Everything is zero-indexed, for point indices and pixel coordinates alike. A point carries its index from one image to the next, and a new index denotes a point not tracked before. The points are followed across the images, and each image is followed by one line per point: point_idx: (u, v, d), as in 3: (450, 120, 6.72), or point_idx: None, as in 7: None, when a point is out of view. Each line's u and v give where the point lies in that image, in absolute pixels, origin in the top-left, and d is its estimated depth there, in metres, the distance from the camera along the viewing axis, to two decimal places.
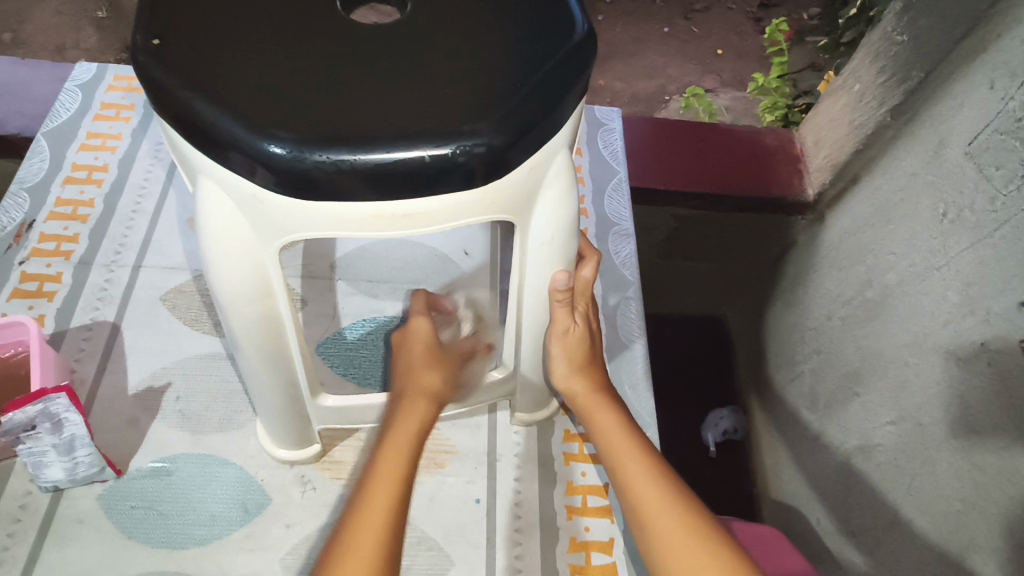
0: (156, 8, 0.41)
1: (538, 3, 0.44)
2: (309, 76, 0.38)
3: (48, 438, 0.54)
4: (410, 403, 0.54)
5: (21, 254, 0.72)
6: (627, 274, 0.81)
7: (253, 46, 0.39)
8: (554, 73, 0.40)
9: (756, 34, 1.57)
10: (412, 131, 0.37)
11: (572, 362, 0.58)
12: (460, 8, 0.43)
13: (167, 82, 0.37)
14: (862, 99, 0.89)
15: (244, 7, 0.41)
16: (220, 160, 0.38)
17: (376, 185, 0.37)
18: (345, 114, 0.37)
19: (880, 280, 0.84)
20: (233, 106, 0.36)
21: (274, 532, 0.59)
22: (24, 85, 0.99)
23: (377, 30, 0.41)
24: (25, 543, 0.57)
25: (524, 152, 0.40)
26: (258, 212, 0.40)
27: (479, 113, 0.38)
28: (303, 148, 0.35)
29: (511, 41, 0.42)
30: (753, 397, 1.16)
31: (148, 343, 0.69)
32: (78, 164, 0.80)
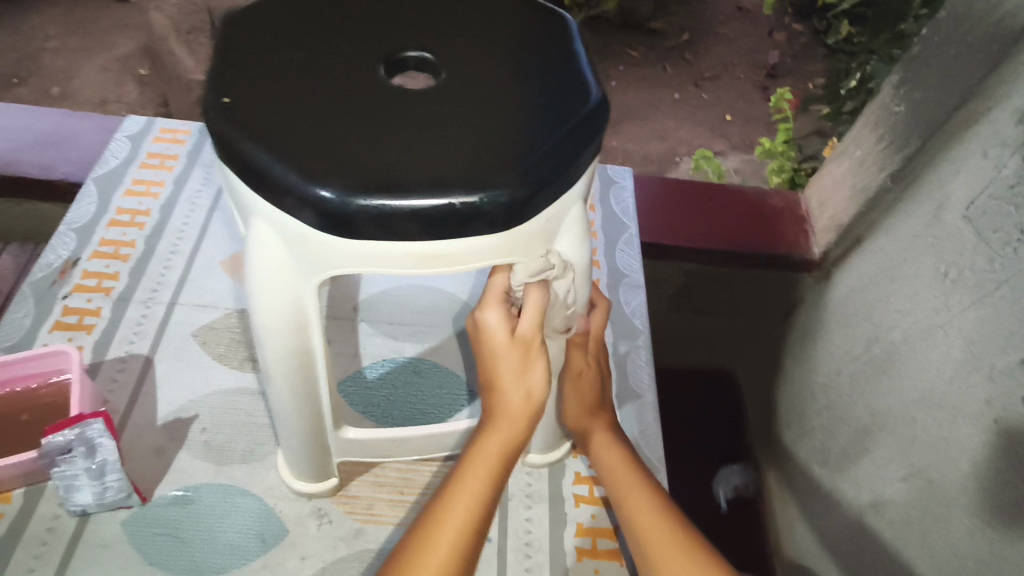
0: (223, 73, 0.46)
1: (556, 72, 0.49)
2: (355, 132, 0.43)
3: (82, 462, 0.57)
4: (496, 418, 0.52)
5: (64, 289, 0.77)
6: (637, 323, 0.84)
7: (307, 106, 0.44)
8: (570, 134, 0.45)
9: (764, 101, 1.65)
10: (443, 181, 0.41)
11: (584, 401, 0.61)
12: (486, 76, 0.48)
13: (234, 136, 0.42)
14: (863, 164, 0.95)
15: (297, 71, 0.46)
16: (274, 203, 0.42)
17: (410, 227, 0.41)
18: (385, 166, 0.41)
19: (886, 337, 0.86)
20: (288, 157, 0.41)
21: (290, 564, 0.61)
22: (73, 135, 1.15)
23: (415, 95, 0.46)
24: (51, 564, 0.59)
25: (542, 204, 0.44)
26: (303, 247, 0.43)
27: (502, 167, 0.42)
28: (348, 194, 0.40)
29: (532, 106, 0.46)
30: (764, 454, 1.17)
31: (179, 376, 0.72)
32: (123, 208, 0.86)
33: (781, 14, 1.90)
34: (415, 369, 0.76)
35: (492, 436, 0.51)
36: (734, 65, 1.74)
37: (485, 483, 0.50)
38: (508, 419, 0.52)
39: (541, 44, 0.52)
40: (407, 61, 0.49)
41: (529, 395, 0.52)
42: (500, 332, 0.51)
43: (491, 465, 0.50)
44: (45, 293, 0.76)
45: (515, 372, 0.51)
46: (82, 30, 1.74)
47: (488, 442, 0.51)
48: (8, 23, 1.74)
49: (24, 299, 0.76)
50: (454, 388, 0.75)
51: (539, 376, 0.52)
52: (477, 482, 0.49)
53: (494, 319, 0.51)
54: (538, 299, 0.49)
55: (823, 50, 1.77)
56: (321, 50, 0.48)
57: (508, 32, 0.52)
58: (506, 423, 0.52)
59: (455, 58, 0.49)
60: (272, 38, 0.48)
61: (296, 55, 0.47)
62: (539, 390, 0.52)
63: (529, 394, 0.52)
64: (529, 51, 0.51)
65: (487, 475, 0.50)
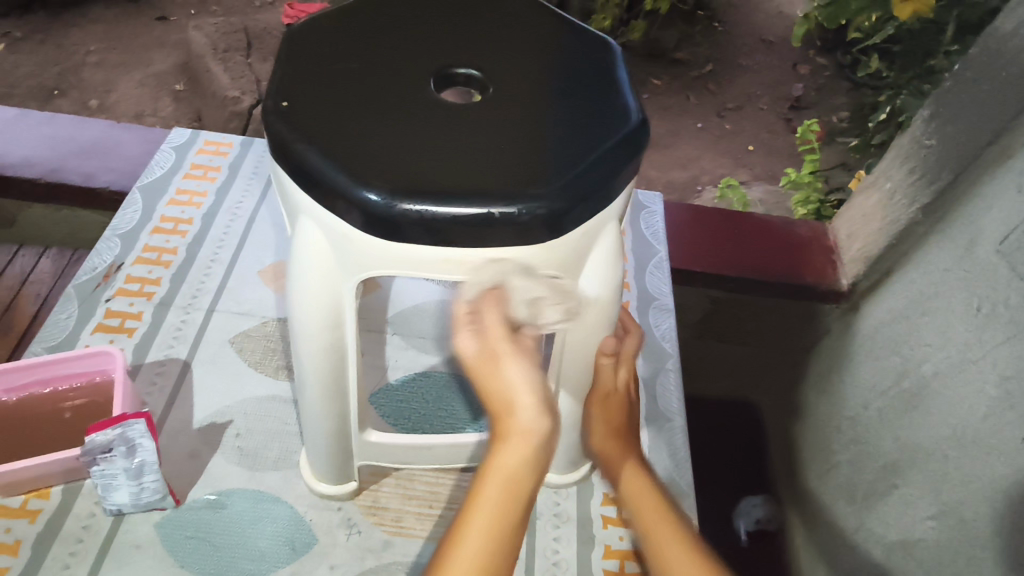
0: (281, 75, 0.45)
1: (605, 90, 0.48)
2: (404, 139, 0.42)
3: (121, 461, 0.58)
4: (502, 444, 0.38)
5: (107, 293, 0.79)
6: (666, 346, 0.84)
7: (359, 112, 0.43)
8: (614, 151, 0.43)
9: (788, 133, 1.67)
10: (485, 191, 0.40)
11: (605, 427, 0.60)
12: (536, 93, 0.47)
13: (286, 136, 0.41)
14: (893, 196, 0.96)
15: (351, 76, 0.45)
16: (322, 202, 0.41)
17: (449, 234, 0.40)
18: (430, 174, 0.40)
19: (916, 371, 0.85)
20: (337, 158, 0.40)
21: (318, 573, 0.61)
22: (115, 146, 1.18)
23: (465, 109, 0.44)
24: (86, 562, 0.60)
25: (580, 218, 0.43)
26: (345, 247, 0.42)
27: (544, 180, 0.41)
28: (394, 198, 0.39)
29: (579, 123, 0.45)
30: (787, 486, 1.16)
31: (214, 382, 0.73)
32: (165, 217, 0.88)
33: (805, 47, 1.92)
34: (446, 383, 0.77)
35: (499, 465, 0.38)
36: (758, 97, 1.76)
37: (494, 533, 0.37)
38: (515, 443, 0.38)
39: (592, 62, 0.50)
40: (457, 77, 0.47)
41: (528, 409, 0.38)
42: (472, 352, 0.40)
43: (500, 505, 0.37)
44: (88, 296, 0.78)
45: (499, 382, 0.39)
46: (120, 46, 1.80)
47: (496, 473, 0.38)
48: (50, 39, 1.81)
49: (69, 300, 0.78)
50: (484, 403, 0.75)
51: (525, 379, 0.39)
52: (484, 530, 0.36)
53: (465, 347, 0.41)
54: (494, 307, 0.41)
55: (848, 84, 1.79)
56: (374, 61, 0.47)
57: (560, 49, 0.51)
58: (516, 447, 0.38)
59: (506, 71, 0.48)
60: (328, 48, 0.47)
61: (349, 66, 0.46)
62: (534, 398, 0.38)
63: (525, 406, 0.38)
64: (578, 69, 0.49)
65: (497, 516, 0.37)
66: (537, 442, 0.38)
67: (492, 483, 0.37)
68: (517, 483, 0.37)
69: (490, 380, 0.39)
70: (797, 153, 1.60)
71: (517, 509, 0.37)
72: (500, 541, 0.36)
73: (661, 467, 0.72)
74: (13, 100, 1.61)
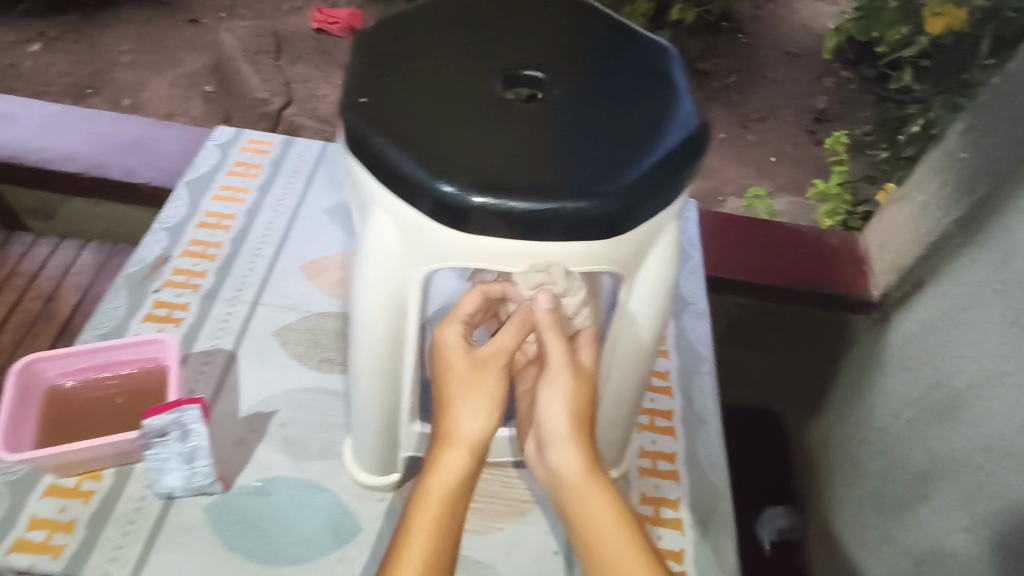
0: (356, 74, 0.46)
1: (665, 93, 0.49)
2: (478, 137, 0.43)
3: (175, 446, 0.59)
4: (449, 446, 0.50)
5: (155, 284, 0.81)
6: (702, 349, 0.85)
7: (433, 110, 0.44)
8: (678, 151, 0.44)
9: (811, 145, 1.67)
10: (556, 187, 0.41)
11: (570, 406, 0.51)
12: (599, 96, 0.48)
13: (366, 131, 0.43)
14: (926, 209, 0.98)
15: (423, 76, 0.46)
16: (398, 192, 0.42)
17: (519, 227, 0.41)
18: (503, 169, 0.41)
19: (949, 382, 0.85)
20: (415, 152, 0.41)
21: (362, 561, 0.62)
22: (156, 143, 1.21)
23: (533, 109, 0.45)
24: (136, 544, 0.61)
25: (646, 214, 0.44)
26: (417, 238, 0.44)
27: (612, 178, 0.42)
28: (471, 192, 0.40)
29: (642, 124, 0.46)
30: (812, 498, 1.15)
31: (260, 372, 0.75)
32: (210, 212, 0.90)
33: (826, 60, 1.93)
34: None
35: (442, 469, 0.49)
36: (781, 109, 1.76)
37: (438, 522, 0.47)
38: (460, 448, 0.50)
39: (652, 67, 0.51)
40: (522, 78, 0.48)
41: (483, 425, 0.51)
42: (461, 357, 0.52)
43: (443, 502, 0.48)
44: (137, 286, 0.81)
45: (460, 399, 0.51)
46: (153, 47, 1.84)
47: (441, 471, 0.49)
48: (86, 39, 1.85)
49: (118, 290, 0.80)
50: None
51: (478, 411, 0.50)
52: (431, 519, 0.47)
53: (450, 339, 0.53)
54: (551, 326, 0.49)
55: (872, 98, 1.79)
56: (443, 61, 0.48)
57: (620, 54, 0.52)
58: (453, 457, 0.50)
59: (569, 74, 0.49)
60: (398, 47, 0.49)
61: (421, 65, 0.47)
62: (489, 418, 0.51)
63: (479, 422, 0.51)
64: (638, 74, 0.51)
65: (441, 510, 0.48)
66: (472, 449, 0.50)
67: (436, 484, 0.49)
68: (458, 484, 0.49)
69: (456, 394, 0.51)
70: (820, 166, 1.60)
71: (456, 504, 0.49)
72: (446, 531, 0.48)
73: (698, 470, 0.73)
74: (50, 98, 1.66)
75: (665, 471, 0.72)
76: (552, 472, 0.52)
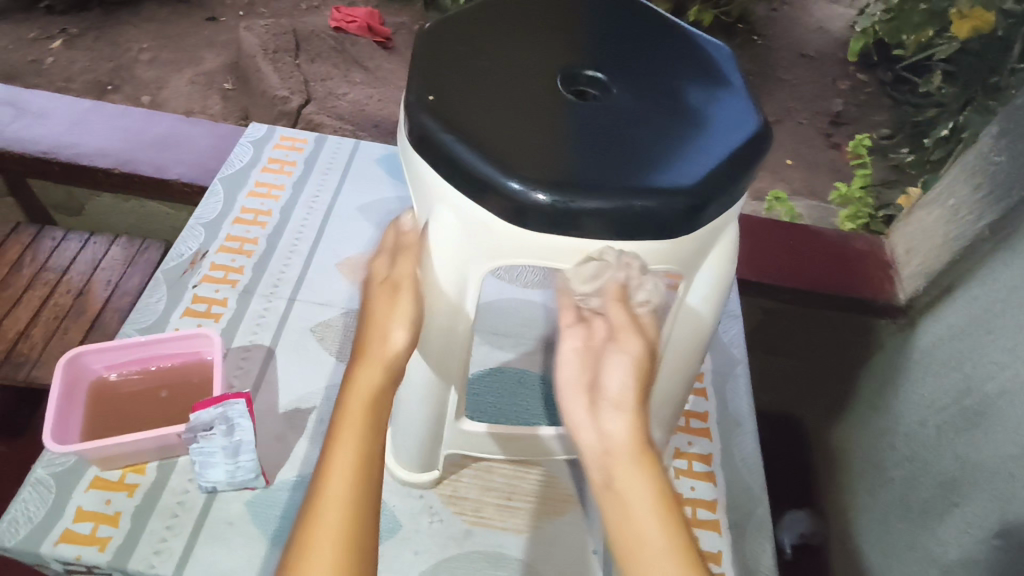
0: (420, 72, 0.46)
1: (723, 95, 0.50)
2: (545, 135, 0.43)
3: (219, 439, 0.60)
4: (365, 364, 0.46)
5: (193, 279, 0.82)
6: (735, 351, 0.84)
7: (498, 109, 0.44)
8: (741, 154, 0.45)
9: (826, 147, 1.66)
10: (624, 185, 0.41)
11: (640, 370, 0.43)
12: (659, 95, 0.48)
13: (434, 130, 0.43)
14: (956, 213, 0.97)
15: (485, 75, 0.47)
16: (466, 191, 0.43)
17: (587, 226, 0.42)
18: (572, 167, 0.42)
19: (980, 389, 0.85)
20: (485, 150, 0.42)
21: (403, 557, 0.62)
22: (184, 140, 1.22)
23: (595, 107, 0.46)
24: (181, 537, 0.62)
25: (710, 216, 0.44)
26: (482, 234, 0.44)
27: (678, 178, 0.43)
28: (543, 190, 0.40)
29: (704, 125, 0.47)
30: (835, 503, 1.14)
31: (297, 368, 0.75)
32: (246, 208, 0.90)
33: (841, 62, 1.93)
34: (520, 380, 0.78)
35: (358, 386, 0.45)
36: (797, 111, 1.75)
37: (358, 442, 0.43)
38: (372, 365, 0.46)
39: (707, 69, 0.52)
40: (581, 76, 0.48)
41: (392, 336, 0.46)
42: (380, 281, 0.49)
43: (360, 420, 0.44)
44: (177, 281, 0.81)
45: (384, 317, 0.47)
46: (172, 44, 1.85)
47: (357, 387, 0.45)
48: (104, 37, 1.86)
49: (158, 284, 0.81)
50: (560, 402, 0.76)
51: (401, 320, 0.46)
52: (350, 441, 0.43)
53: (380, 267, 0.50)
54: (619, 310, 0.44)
55: (888, 101, 1.78)
56: (502, 59, 0.48)
57: (675, 55, 0.53)
58: (368, 372, 0.46)
59: (628, 74, 0.50)
60: (458, 45, 0.49)
61: (482, 64, 0.47)
62: (402, 332, 0.46)
63: (391, 336, 0.46)
64: (694, 75, 0.51)
65: (360, 430, 0.43)
66: (386, 361, 0.46)
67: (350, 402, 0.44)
68: (376, 400, 0.45)
69: (375, 319, 0.47)
70: (837, 169, 1.60)
71: (377, 421, 0.44)
72: (366, 448, 0.43)
73: (733, 472, 0.73)
74: (71, 94, 1.67)
75: (701, 473, 0.72)
76: (602, 441, 0.42)
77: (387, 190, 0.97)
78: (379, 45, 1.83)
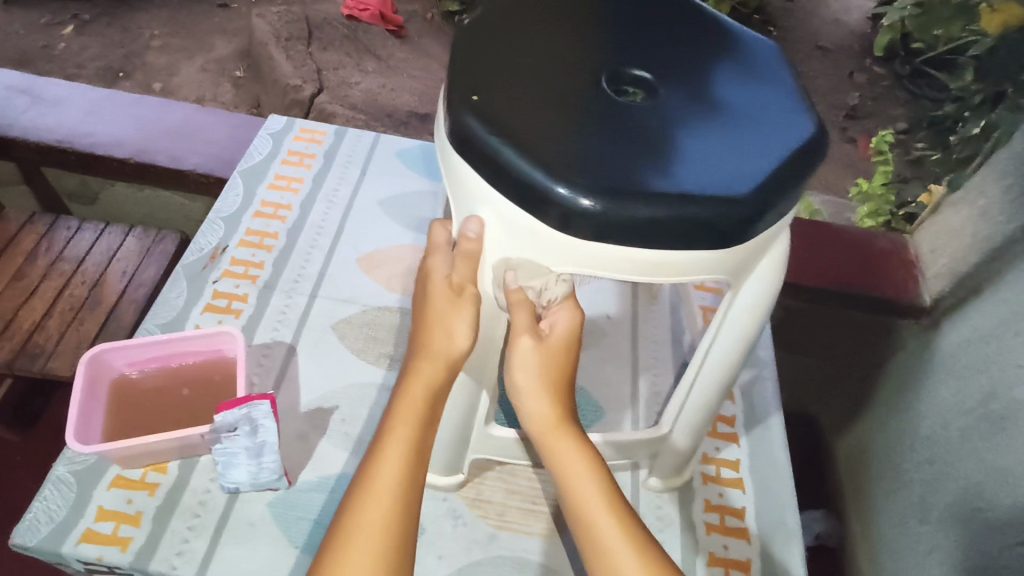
0: (462, 70, 0.45)
1: (775, 96, 0.48)
2: (595, 138, 0.42)
3: (243, 441, 0.59)
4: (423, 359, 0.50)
5: (214, 274, 0.81)
6: (762, 353, 0.83)
7: (545, 109, 0.43)
8: (798, 159, 0.43)
9: (844, 142, 1.63)
10: (680, 193, 0.40)
11: (539, 370, 0.51)
12: (710, 97, 0.47)
13: (480, 132, 0.41)
14: (986, 213, 0.95)
15: (530, 74, 0.45)
16: (513, 196, 0.41)
17: (637, 234, 0.40)
18: (625, 174, 0.40)
19: (1007, 393, 0.81)
20: (535, 154, 0.40)
21: (427, 562, 0.61)
22: (200, 129, 1.21)
23: (642, 109, 0.44)
24: (203, 538, 0.61)
25: (766, 224, 0.42)
26: (529, 240, 0.43)
27: (735, 185, 0.41)
28: (596, 197, 0.39)
29: (758, 129, 0.45)
30: (850, 506, 1.12)
31: (318, 367, 0.74)
32: (266, 201, 0.89)
33: (861, 56, 1.90)
34: None
35: (417, 378, 0.50)
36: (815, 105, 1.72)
37: (413, 430, 0.48)
38: (430, 362, 0.49)
39: (758, 69, 0.50)
40: (628, 76, 0.47)
41: (454, 341, 0.49)
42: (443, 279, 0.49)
43: (418, 409, 0.49)
44: (196, 276, 0.80)
45: (443, 318, 0.48)
46: (183, 32, 1.84)
47: (416, 381, 0.50)
48: (116, 23, 1.85)
49: (178, 279, 0.80)
50: (583, 404, 0.75)
51: (464, 325, 0.48)
52: (406, 429, 0.48)
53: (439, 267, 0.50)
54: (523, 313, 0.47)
55: (904, 95, 1.74)
56: (546, 56, 0.47)
57: (722, 53, 0.51)
58: (427, 370, 0.49)
59: (675, 75, 0.48)
60: (500, 40, 0.47)
61: (526, 61, 0.46)
62: (463, 338, 0.48)
63: (452, 338, 0.48)
64: (743, 74, 0.49)
65: (417, 418, 0.49)
66: (446, 360, 0.49)
67: (410, 392, 0.49)
68: (434, 393, 0.50)
69: (433, 317, 0.49)
70: (856, 164, 1.57)
71: (432, 411, 0.50)
72: (419, 436, 0.49)
73: (760, 478, 0.71)
74: (82, 81, 1.65)
75: (729, 479, 0.71)
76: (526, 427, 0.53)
77: (409, 184, 0.95)
78: (390, 32, 1.84)
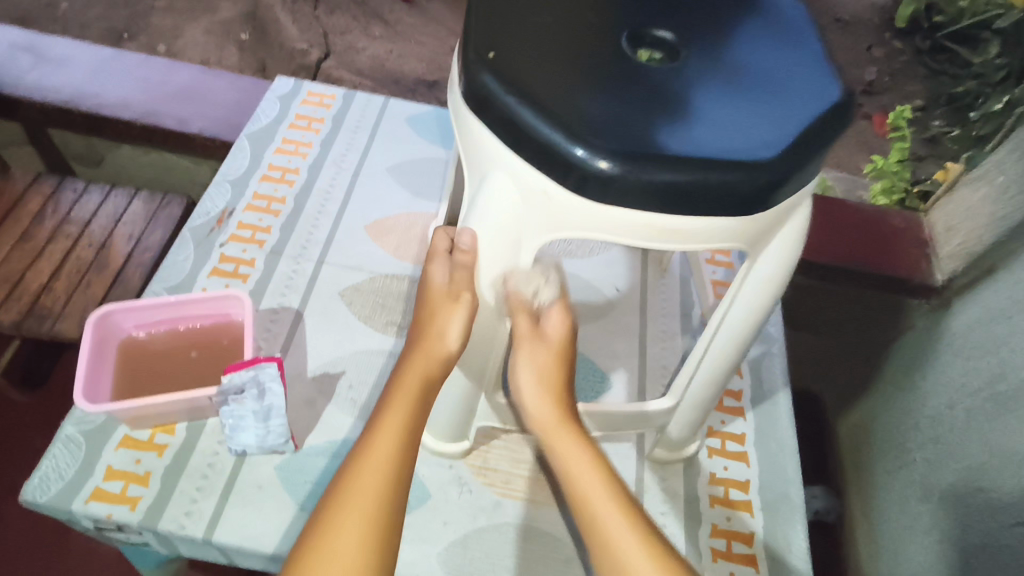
0: (480, 27, 0.43)
1: (801, 61, 0.46)
2: (614, 101, 0.40)
3: (251, 404, 0.59)
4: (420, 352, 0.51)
5: (220, 237, 0.80)
6: (771, 329, 0.82)
7: (564, 70, 0.41)
8: (824, 123, 0.42)
9: (859, 118, 1.60)
10: (701, 157, 0.39)
11: (540, 373, 0.54)
12: (733, 61, 0.45)
13: (496, 90, 0.40)
14: (1005, 192, 0.93)
15: (549, 33, 0.44)
16: (529, 158, 0.40)
17: (658, 199, 0.39)
18: (645, 137, 0.39)
19: (1014, 374, 0.80)
20: (553, 114, 0.39)
21: (432, 527, 0.62)
22: (206, 92, 1.19)
23: (663, 71, 0.43)
24: (210, 499, 0.62)
25: (790, 190, 0.41)
26: (543, 205, 0.42)
27: (758, 149, 0.40)
28: (615, 159, 0.38)
29: (783, 94, 0.44)
30: (851, 483, 1.13)
31: (325, 333, 0.74)
32: (274, 165, 0.88)
33: (882, 30, 1.85)
34: None
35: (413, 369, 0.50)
36: None
37: (407, 415, 0.48)
38: (425, 357, 0.50)
39: (782, 33, 0.49)
40: (648, 39, 0.46)
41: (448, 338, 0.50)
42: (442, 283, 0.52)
43: (412, 395, 0.49)
44: (203, 240, 0.80)
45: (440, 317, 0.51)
46: None
47: (411, 372, 0.50)
48: None
49: (186, 243, 0.79)
50: (590, 376, 0.75)
51: (456, 324, 0.50)
52: (399, 413, 0.48)
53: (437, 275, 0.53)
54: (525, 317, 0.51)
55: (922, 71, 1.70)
56: (566, 16, 0.45)
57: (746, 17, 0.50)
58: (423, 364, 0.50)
59: (697, 38, 0.47)
60: None
61: (545, 20, 0.44)
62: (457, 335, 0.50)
63: (445, 336, 0.50)
64: (767, 37, 0.48)
65: (412, 405, 0.48)
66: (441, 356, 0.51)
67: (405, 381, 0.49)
68: (428, 383, 0.50)
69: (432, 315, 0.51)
70: (871, 141, 1.54)
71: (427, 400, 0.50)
72: (413, 420, 0.48)
73: (764, 452, 0.71)
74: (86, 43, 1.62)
75: (734, 452, 0.71)
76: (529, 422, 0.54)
77: (419, 152, 0.93)
78: None
